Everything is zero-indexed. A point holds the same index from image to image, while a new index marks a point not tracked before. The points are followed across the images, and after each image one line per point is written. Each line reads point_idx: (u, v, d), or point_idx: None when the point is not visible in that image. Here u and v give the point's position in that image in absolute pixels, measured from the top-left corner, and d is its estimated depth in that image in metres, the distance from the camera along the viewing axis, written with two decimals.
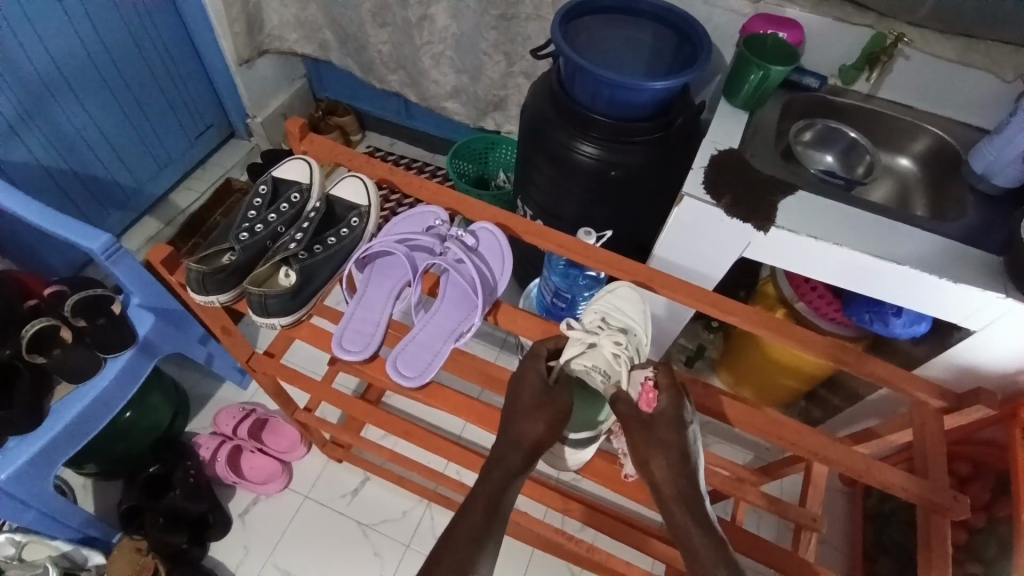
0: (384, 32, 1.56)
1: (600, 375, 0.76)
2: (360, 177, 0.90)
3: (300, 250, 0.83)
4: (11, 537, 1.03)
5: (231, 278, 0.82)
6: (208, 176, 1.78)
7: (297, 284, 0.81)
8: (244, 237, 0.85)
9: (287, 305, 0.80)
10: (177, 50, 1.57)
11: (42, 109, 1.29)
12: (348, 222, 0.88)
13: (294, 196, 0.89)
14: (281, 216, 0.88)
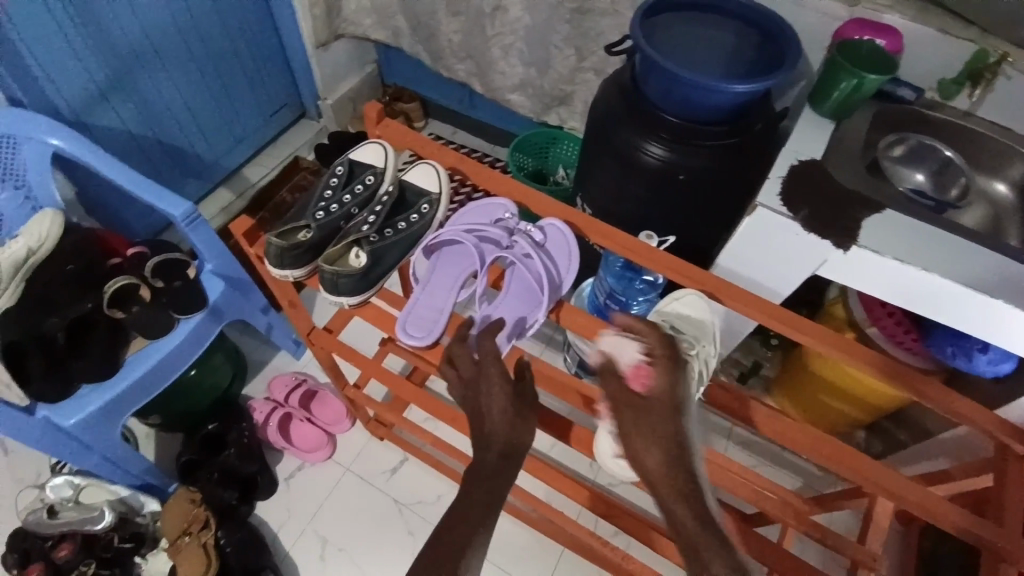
0: (456, 21, 1.56)
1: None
2: (432, 164, 0.91)
3: (372, 234, 0.85)
4: (70, 480, 1.11)
5: (306, 255, 0.85)
6: (279, 153, 1.86)
7: (366, 267, 0.83)
8: (321, 216, 0.88)
9: (356, 287, 0.82)
10: (258, 28, 1.63)
11: (133, 78, 1.37)
12: (418, 208, 0.89)
13: (369, 178, 0.90)
14: (355, 197, 0.90)
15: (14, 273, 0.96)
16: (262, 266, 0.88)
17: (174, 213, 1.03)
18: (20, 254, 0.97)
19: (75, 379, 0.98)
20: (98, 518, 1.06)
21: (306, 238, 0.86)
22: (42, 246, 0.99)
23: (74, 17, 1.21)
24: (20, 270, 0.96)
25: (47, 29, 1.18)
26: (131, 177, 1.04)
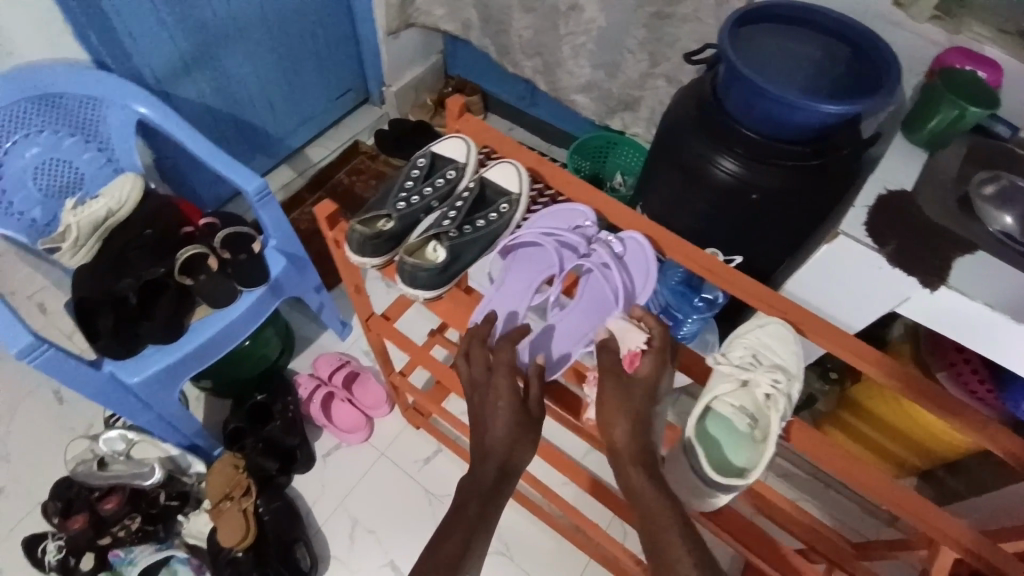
0: (529, 18, 1.55)
1: (746, 418, 0.75)
2: (513, 164, 0.90)
3: (451, 228, 0.85)
4: (124, 434, 1.15)
5: (386, 244, 0.85)
6: (341, 135, 1.89)
7: (445, 262, 0.83)
8: (401, 206, 0.88)
9: (435, 281, 0.83)
10: (333, 12, 1.65)
11: (214, 55, 1.42)
12: (497, 207, 0.89)
13: (450, 172, 0.91)
14: (435, 191, 0.90)
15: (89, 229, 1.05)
16: (337, 252, 0.89)
17: (248, 187, 1.06)
18: (96, 214, 1.04)
19: (142, 339, 1.01)
20: (149, 473, 1.10)
21: (386, 227, 0.87)
22: (120, 209, 1.06)
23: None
24: (95, 229, 1.05)
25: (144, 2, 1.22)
26: (210, 150, 1.06)
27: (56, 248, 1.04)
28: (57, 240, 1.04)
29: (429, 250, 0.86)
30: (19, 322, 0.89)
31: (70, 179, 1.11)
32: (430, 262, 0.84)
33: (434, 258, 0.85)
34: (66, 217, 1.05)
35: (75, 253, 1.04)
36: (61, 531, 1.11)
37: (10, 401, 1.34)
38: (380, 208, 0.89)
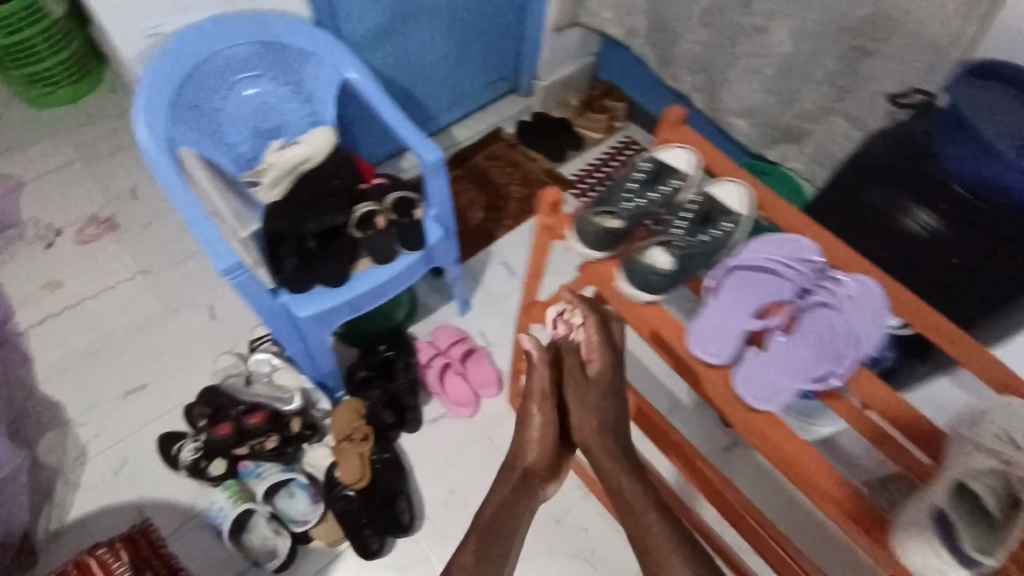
0: (704, 34, 1.52)
1: (1004, 498, 0.61)
2: (744, 185, 0.91)
3: (682, 238, 0.88)
4: (270, 360, 1.28)
5: (611, 243, 0.90)
6: (485, 120, 1.94)
7: (674, 269, 0.85)
8: (629, 208, 0.91)
9: (660, 288, 0.85)
10: (512, 2, 1.69)
11: (405, 31, 1.48)
12: (721, 226, 0.89)
13: (674, 183, 0.92)
14: (658, 199, 0.93)
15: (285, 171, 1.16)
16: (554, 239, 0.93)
17: (428, 157, 1.12)
18: (295, 158, 1.15)
19: (314, 278, 1.09)
20: (290, 399, 1.22)
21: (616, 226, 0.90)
22: (315, 157, 1.16)
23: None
24: (290, 171, 1.15)
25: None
26: (402, 122, 1.15)
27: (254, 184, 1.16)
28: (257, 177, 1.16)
29: (655, 255, 0.86)
30: (225, 242, 0.99)
31: (275, 122, 1.19)
32: (659, 267, 0.85)
33: (661, 262, 0.85)
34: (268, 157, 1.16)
35: (269, 191, 1.15)
36: (200, 435, 1.21)
37: (168, 309, 1.47)
38: (604, 205, 0.92)
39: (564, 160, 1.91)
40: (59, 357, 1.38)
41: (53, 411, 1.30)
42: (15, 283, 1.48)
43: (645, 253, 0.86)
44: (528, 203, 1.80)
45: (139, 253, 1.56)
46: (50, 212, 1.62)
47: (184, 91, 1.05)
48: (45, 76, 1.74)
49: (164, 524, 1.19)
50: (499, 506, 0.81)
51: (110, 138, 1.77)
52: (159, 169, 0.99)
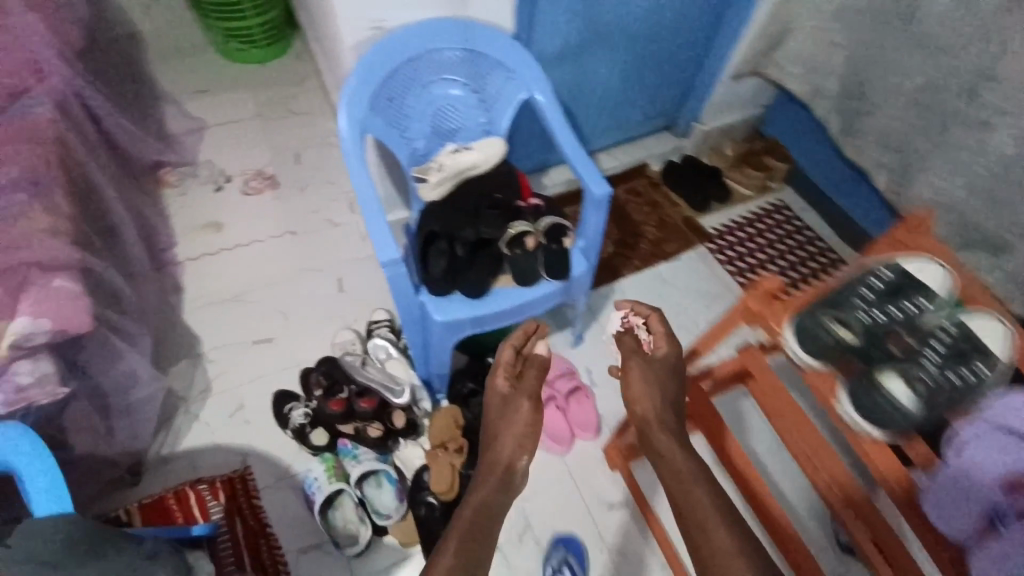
0: (910, 112, 1.32)
1: None
2: (1002, 323, 0.80)
3: (928, 370, 0.77)
4: (389, 348, 1.32)
5: (834, 355, 0.82)
6: (633, 153, 1.90)
7: (914, 408, 0.76)
8: (865, 319, 0.81)
9: (888, 426, 0.77)
10: (695, 41, 1.63)
11: (587, 56, 1.46)
12: (979, 368, 0.76)
13: (922, 302, 0.81)
14: (901, 314, 0.81)
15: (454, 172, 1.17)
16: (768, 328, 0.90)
17: (595, 191, 1.10)
18: (466, 162, 1.16)
19: (456, 285, 1.10)
20: (399, 392, 1.24)
21: (847, 339, 0.82)
22: (484, 165, 1.17)
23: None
24: (458, 173, 1.16)
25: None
26: (578, 151, 1.15)
27: (421, 179, 1.17)
28: (425, 173, 1.17)
29: (891, 383, 0.78)
30: (388, 235, 1.01)
31: (453, 125, 1.21)
32: (896, 401, 0.77)
33: (898, 394, 0.77)
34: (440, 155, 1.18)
35: (435, 189, 1.16)
36: (311, 402, 1.26)
37: (307, 271, 1.57)
38: (832, 309, 0.84)
39: (707, 211, 1.81)
40: (204, 294, 1.50)
41: (188, 343, 1.41)
42: (183, 218, 1.63)
43: (863, 376, 0.80)
44: (659, 248, 1.73)
45: (292, 213, 1.68)
46: (224, 159, 1.77)
47: (386, 85, 1.10)
48: (245, 35, 1.91)
49: (261, 477, 1.25)
50: (481, 502, 0.76)
51: (287, 102, 1.92)
52: (351, 158, 1.06)
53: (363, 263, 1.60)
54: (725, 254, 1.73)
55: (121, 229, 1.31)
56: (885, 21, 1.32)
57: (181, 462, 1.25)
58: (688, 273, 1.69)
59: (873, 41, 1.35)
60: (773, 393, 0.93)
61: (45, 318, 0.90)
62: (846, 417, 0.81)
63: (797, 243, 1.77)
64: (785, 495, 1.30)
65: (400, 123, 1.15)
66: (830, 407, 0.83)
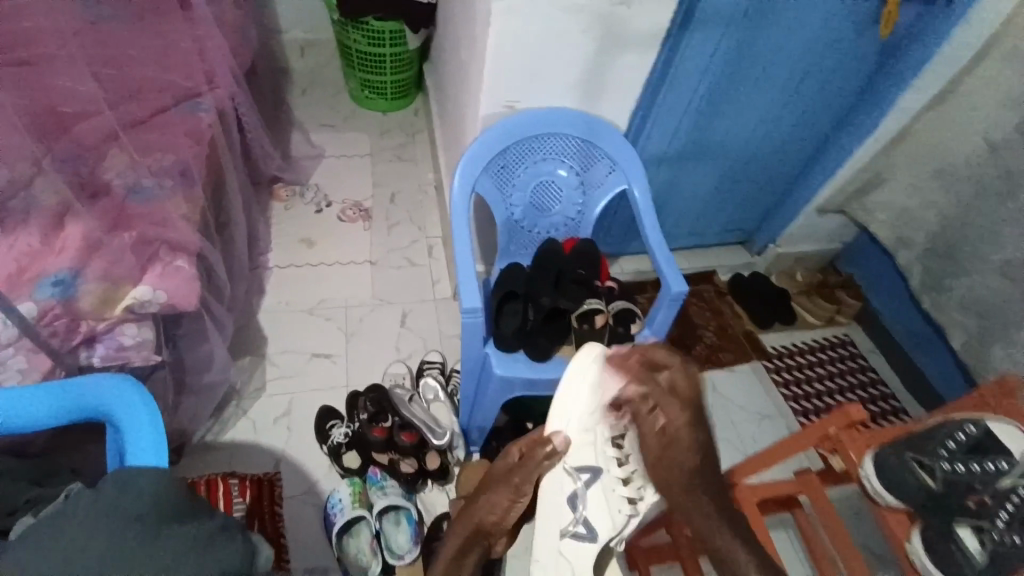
0: (998, 282, 1.37)
1: None
2: None
3: (1000, 533, 0.76)
4: (437, 391, 1.38)
5: (918, 499, 0.82)
6: (707, 260, 1.92)
7: (982, 563, 0.76)
8: (952, 468, 0.81)
9: (912, 500, 0.82)
10: (788, 168, 1.67)
11: (681, 163, 1.54)
12: None
13: (1004, 464, 0.79)
14: (981, 472, 0.79)
15: (611, 520, 0.90)
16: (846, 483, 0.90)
17: (673, 288, 1.15)
18: (616, 489, 0.91)
19: (523, 345, 1.16)
20: (441, 435, 1.27)
21: (927, 484, 0.82)
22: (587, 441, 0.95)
23: (714, 116, 1.43)
24: (608, 505, 0.91)
25: (694, 117, 1.41)
26: (659, 240, 1.22)
27: (556, 566, 0.92)
28: (552, 533, 0.93)
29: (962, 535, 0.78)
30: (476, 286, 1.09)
31: (551, 199, 1.30)
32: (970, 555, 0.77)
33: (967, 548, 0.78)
34: (574, 494, 0.93)
35: (591, 554, 0.89)
36: (353, 424, 1.32)
37: (378, 301, 1.66)
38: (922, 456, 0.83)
39: (769, 329, 1.81)
40: (282, 301, 1.61)
41: (256, 342, 1.51)
42: (282, 229, 1.79)
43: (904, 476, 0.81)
44: (716, 355, 1.72)
45: (377, 246, 1.80)
46: (330, 186, 1.95)
47: (503, 154, 1.21)
48: (377, 87, 2.13)
49: (289, 486, 1.29)
50: None
51: (397, 149, 2.11)
52: (457, 213, 1.16)
53: (427, 303, 1.68)
54: (781, 374, 1.71)
55: (233, 228, 1.47)
56: (986, 193, 1.36)
57: (221, 453, 1.31)
58: (744, 387, 1.67)
59: (972, 212, 1.40)
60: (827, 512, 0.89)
61: (163, 290, 1.03)
62: (918, 567, 0.79)
63: (861, 381, 1.73)
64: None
65: (506, 188, 1.25)
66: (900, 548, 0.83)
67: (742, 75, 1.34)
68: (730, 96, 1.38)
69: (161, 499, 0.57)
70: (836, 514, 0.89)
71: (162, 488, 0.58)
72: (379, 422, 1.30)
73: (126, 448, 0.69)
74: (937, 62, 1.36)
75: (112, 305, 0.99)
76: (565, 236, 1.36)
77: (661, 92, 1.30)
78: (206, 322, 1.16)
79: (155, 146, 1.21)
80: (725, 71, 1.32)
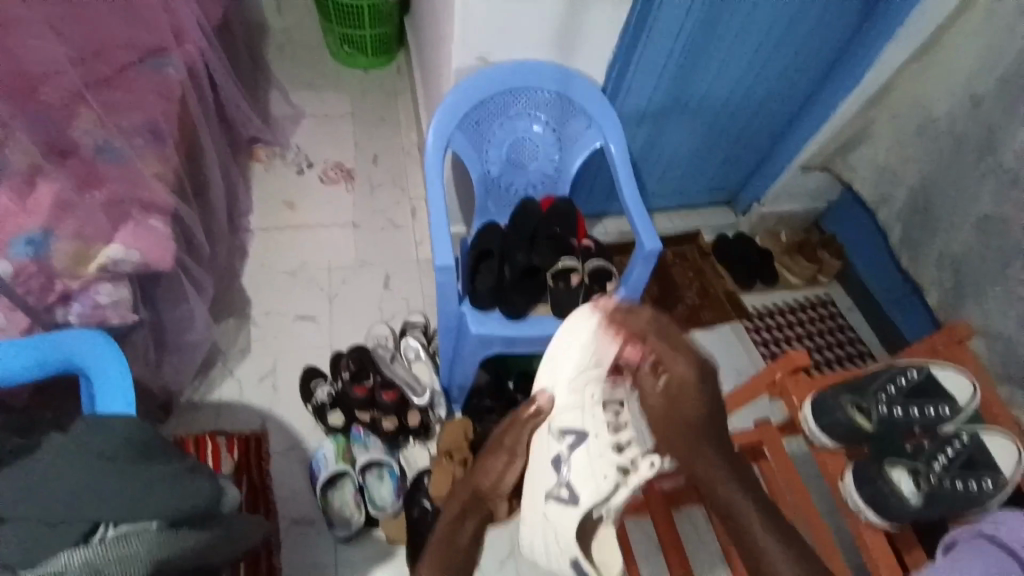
0: (974, 237, 1.37)
1: None
2: (1017, 449, 0.85)
3: (935, 475, 0.83)
4: (419, 350, 1.38)
5: (853, 439, 0.90)
6: (691, 220, 1.92)
7: (917, 505, 0.83)
8: (886, 412, 0.88)
9: (843, 437, 0.89)
10: (772, 125, 1.65)
11: (664, 120, 1.52)
12: (981, 479, 0.82)
13: (944, 409, 0.88)
14: (922, 417, 0.88)
15: (595, 485, 0.82)
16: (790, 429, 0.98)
17: (647, 246, 1.16)
18: (604, 453, 0.83)
19: (499, 303, 1.18)
20: (421, 393, 1.29)
21: (864, 425, 0.90)
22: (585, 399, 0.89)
23: (696, 71, 1.40)
24: (592, 470, 0.83)
25: (675, 71, 1.39)
26: (635, 196, 1.22)
27: (541, 527, 0.85)
28: (539, 496, 0.87)
29: (898, 478, 0.86)
30: (448, 244, 1.10)
31: (527, 156, 1.29)
32: (905, 495, 0.84)
33: (904, 491, 0.85)
34: (558, 457, 0.86)
35: (572, 520, 0.82)
36: (336, 382, 1.35)
37: (361, 262, 1.67)
38: (862, 400, 0.90)
39: (750, 289, 1.83)
40: (265, 263, 1.61)
41: (240, 303, 1.53)
42: (263, 191, 1.77)
43: (841, 417, 0.88)
44: (697, 314, 1.75)
45: (360, 207, 1.79)
46: (311, 146, 1.92)
47: (478, 110, 1.20)
48: (357, 43, 2.07)
49: (275, 441, 1.33)
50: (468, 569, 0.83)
51: (379, 109, 2.07)
52: (430, 170, 1.15)
53: (411, 265, 1.69)
54: (760, 333, 1.74)
55: (211, 190, 1.46)
56: (964, 147, 1.35)
57: (208, 410, 1.34)
58: (721, 345, 1.70)
59: (952, 167, 1.38)
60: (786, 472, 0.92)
61: (136, 251, 1.03)
62: (850, 502, 0.87)
63: (839, 339, 1.77)
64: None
65: (481, 145, 1.25)
66: (835, 486, 0.90)
67: (724, 27, 1.32)
68: (711, 46, 1.36)
69: (132, 439, 0.64)
70: (788, 462, 0.94)
71: (132, 429, 0.64)
72: (362, 381, 1.32)
73: (99, 396, 0.75)
74: (924, 13, 1.33)
75: (86, 263, 0.99)
76: (542, 195, 1.35)
77: (640, 45, 1.28)
78: (184, 284, 1.20)
79: (124, 104, 1.19)
80: (705, 23, 1.29)
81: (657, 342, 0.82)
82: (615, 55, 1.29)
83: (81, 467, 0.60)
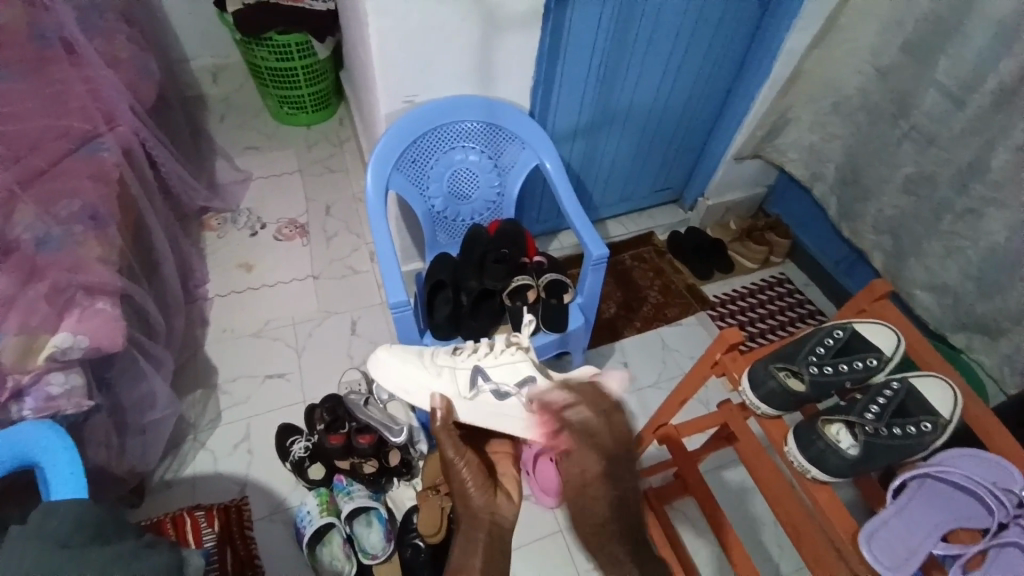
0: (903, 198, 1.44)
1: None
2: (954, 390, 0.89)
3: (869, 424, 0.87)
4: (390, 389, 1.36)
5: (793, 403, 0.92)
6: (642, 222, 1.98)
7: (855, 455, 0.85)
8: (817, 373, 0.92)
9: (786, 404, 0.92)
10: (700, 122, 1.73)
11: (595, 132, 1.58)
12: (916, 422, 0.87)
13: (872, 361, 0.93)
14: (852, 372, 0.93)
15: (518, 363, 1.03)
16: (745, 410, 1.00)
17: (594, 253, 1.18)
18: (497, 355, 1.04)
19: (459, 330, 1.21)
20: (398, 432, 1.28)
21: (801, 389, 0.92)
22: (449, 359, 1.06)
23: (616, 81, 1.47)
24: (501, 362, 1.03)
25: (597, 82, 1.45)
26: (576, 207, 1.26)
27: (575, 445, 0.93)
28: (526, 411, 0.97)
29: (836, 434, 0.89)
30: (397, 275, 1.12)
31: (467, 185, 1.34)
32: (842, 449, 0.86)
33: (842, 445, 0.87)
34: (497, 391, 1.00)
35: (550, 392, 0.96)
36: (312, 436, 1.33)
37: (325, 313, 1.67)
38: (794, 363, 0.95)
39: (710, 279, 1.88)
40: (228, 329, 1.60)
41: (206, 374, 1.50)
42: (218, 260, 1.77)
43: (781, 385, 0.91)
44: (661, 312, 1.78)
45: (319, 259, 1.80)
46: (262, 208, 1.93)
47: (413, 148, 1.24)
48: (295, 102, 2.11)
49: (256, 508, 1.30)
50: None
51: (325, 160, 2.10)
52: (373, 212, 1.18)
53: (375, 308, 1.69)
54: (726, 320, 1.78)
55: (162, 266, 1.46)
56: (880, 116, 1.43)
57: (184, 488, 1.31)
58: (689, 337, 1.73)
59: (871, 134, 1.47)
60: (751, 448, 0.94)
61: (84, 336, 1.03)
62: (795, 463, 0.89)
63: (800, 313, 1.82)
64: (771, 559, 1.31)
65: (420, 180, 1.29)
66: (780, 450, 0.92)
67: (633, 37, 1.39)
68: (627, 55, 1.42)
69: (84, 522, 0.65)
70: (749, 435, 0.96)
71: (81, 515, 0.65)
72: (337, 429, 1.31)
73: (48, 486, 0.76)
74: None
75: (33, 356, 0.99)
76: (489, 220, 1.41)
77: (556, 65, 1.34)
78: (140, 363, 1.21)
79: (59, 193, 1.18)
80: (616, 36, 1.36)
81: (574, 432, 0.79)
82: (536, 79, 1.34)
83: (34, 555, 0.59)
